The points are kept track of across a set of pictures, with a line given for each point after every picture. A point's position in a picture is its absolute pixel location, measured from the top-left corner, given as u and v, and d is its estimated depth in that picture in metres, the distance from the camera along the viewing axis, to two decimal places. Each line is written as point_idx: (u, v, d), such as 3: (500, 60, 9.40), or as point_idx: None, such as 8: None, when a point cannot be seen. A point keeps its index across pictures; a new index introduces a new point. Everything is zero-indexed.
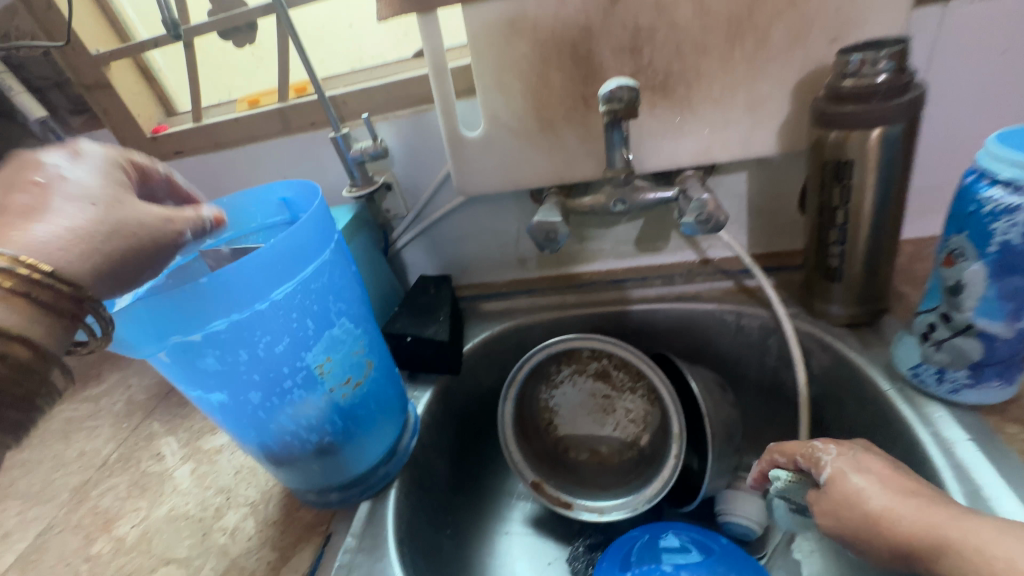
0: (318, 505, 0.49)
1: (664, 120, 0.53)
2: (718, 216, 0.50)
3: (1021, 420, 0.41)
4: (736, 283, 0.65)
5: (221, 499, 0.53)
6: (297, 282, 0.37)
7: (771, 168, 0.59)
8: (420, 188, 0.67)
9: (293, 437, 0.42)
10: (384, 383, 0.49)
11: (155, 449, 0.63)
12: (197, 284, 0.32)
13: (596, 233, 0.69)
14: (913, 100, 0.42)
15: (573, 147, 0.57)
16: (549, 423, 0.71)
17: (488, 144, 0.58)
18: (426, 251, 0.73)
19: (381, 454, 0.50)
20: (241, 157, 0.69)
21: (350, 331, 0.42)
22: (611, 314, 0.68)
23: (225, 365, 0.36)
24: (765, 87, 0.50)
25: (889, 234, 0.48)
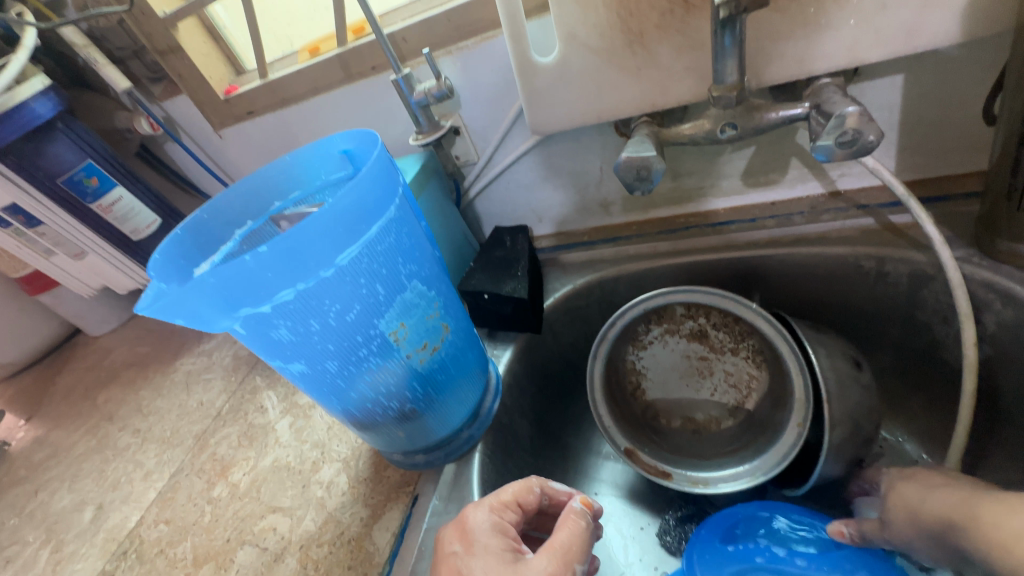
0: (404, 466, 0.49)
1: (795, 11, 0.41)
2: (867, 135, 0.38)
3: None
4: (877, 221, 0.53)
5: (317, 454, 0.55)
6: (362, 244, 0.34)
7: (944, 64, 0.44)
8: (490, 130, 0.61)
9: (374, 404, 0.40)
10: (463, 346, 0.45)
11: (259, 402, 0.67)
12: (258, 252, 0.29)
13: (695, 169, 0.59)
14: None
15: (670, 63, 0.47)
16: (637, 387, 0.65)
17: (564, 70, 0.50)
18: (499, 200, 0.68)
19: (464, 418, 0.48)
20: (308, 111, 0.67)
21: (424, 295, 0.39)
22: (712, 262, 0.59)
23: (299, 336, 0.34)
24: None
25: None
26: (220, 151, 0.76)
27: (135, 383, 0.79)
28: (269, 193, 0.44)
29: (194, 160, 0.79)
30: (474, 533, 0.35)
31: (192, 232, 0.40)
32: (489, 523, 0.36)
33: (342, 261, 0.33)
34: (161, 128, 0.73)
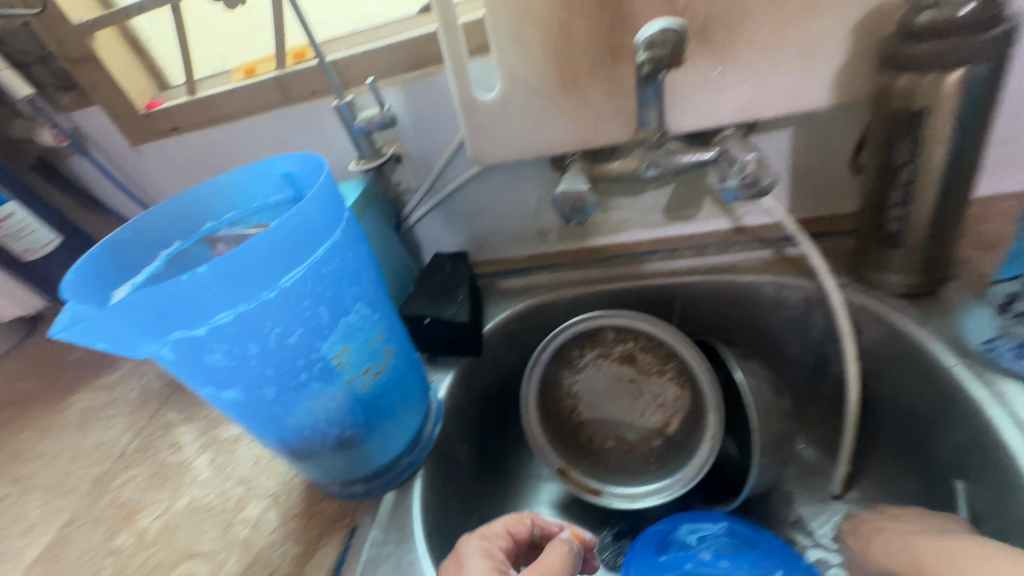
0: (341, 497, 0.47)
1: (703, 71, 0.48)
2: (764, 179, 0.45)
3: None
4: (776, 252, 0.60)
5: (242, 491, 0.52)
6: (307, 266, 0.33)
7: (821, 123, 0.53)
8: (431, 159, 0.63)
9: (312, 431, 0.39)
10: (405, 370, 0.45)
11: (173, 439, 0.61)
12: (196, 273, 0.28)
13: (622, 202, 0.64)
14: (1003, 35, 0.36)
15: (600, 107, 0.52)
16: (572, 409, 0.68)
17: (505, 107, 0.53)
18: (440, 227, 0.69)
19: (405, 443, 0.47)
20: (240, 131, 0.65)
21: (369, 317, 0.39)
22: (638, 288, 0.64)
23: (235, 359, 0.33)
24: (820, 27, 0.44)
25: (959, 192, 0.43)
26: (136, 167, 0.71)
27: (15, 424, 0.69)
28: (201, 213, 0.43)
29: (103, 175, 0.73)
30: (465, 557, 0.36)
31: (112, 252, 0.38)
32: (480, 549, 0.36)
33: (285, 282, 0.32)
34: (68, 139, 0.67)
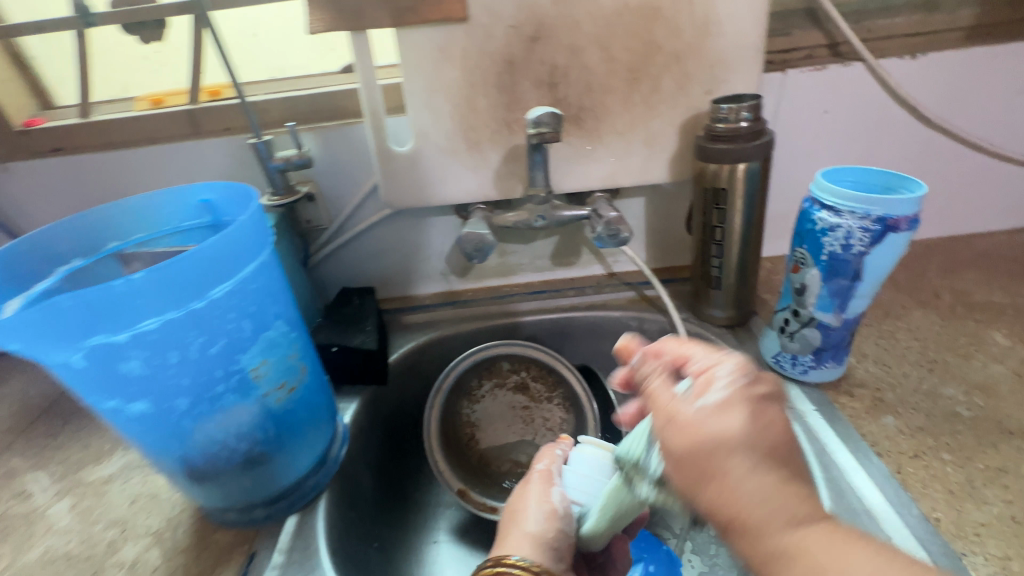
0: (239, 524, 0.46)
1: (577, 146, 0.61)
2: (623, 231, 0.57)
3: (849, 392, 0.53)
4: (638, 293, 0.74)
5: (115, 533, 0.48)
6: (236, 281, 0.36)
7: (664, 194, 0.69)
8: (343, 199, 0.67)
9: (220, 447, 0.40)
10: (317, 389, 0.48)
11: (18, 488, 0.54)
12: (132, 279, 0.30)
13: (516, 248, 0.74)
14: (766, 143, 0.53)
15: (498, 166, 0.62)
16: (471, 437, 0.73)
17: (416, 159, 0.61)
18: (347, 264, 0.73)
19: (311, 464, 0.48)
20: (135, 158, 0.63)
21: (288, 335, 0.42)
22: (531, 322, 0.73)
23: (154, 369, 0.34)
24: (658, 124, 0.60)
25: (753, 249, 0.59)
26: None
27: None
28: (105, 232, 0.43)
29: None
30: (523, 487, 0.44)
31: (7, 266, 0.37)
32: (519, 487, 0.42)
33: (215, 294, 0.35)
34: None
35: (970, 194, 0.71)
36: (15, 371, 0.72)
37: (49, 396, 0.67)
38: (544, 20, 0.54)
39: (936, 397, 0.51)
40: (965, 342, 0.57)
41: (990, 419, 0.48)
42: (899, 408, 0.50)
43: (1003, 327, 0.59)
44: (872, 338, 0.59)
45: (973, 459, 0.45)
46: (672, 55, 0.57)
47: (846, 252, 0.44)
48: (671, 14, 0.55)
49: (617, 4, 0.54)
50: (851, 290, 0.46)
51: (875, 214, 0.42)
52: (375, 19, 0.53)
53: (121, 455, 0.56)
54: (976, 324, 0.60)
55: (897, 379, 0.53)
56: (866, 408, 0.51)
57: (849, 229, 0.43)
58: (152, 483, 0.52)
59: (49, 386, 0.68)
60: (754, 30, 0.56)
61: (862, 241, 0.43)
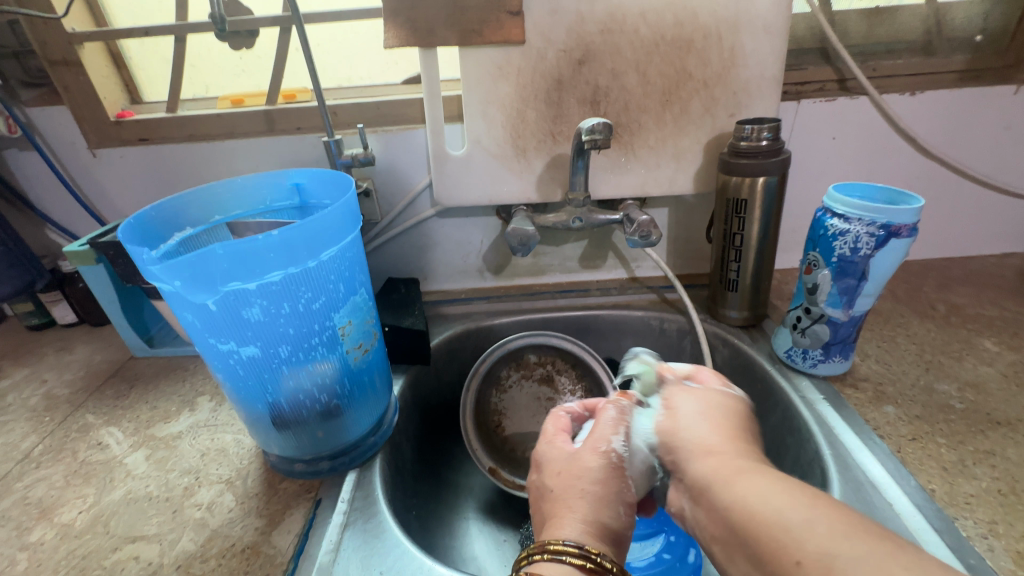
0: (305, 475, 0.51)
1: (613, 158, 0.68)
2: (653, 233, 0.64)
3: (853, 385, 0.59)
4: (658, 296, 0.80)
5: (190, 479, 0.53)
6: (338, 248, 0.42)
7: (687, 206, 0.76)
8: (396, 196, 0.74)
9: (306, 396, 0.45)
10: (381, 357, 0.53)
11: (95, 439, 0.59)
12: (269, 236, 0.36)
13: (548, 250, 0.81)
14: (784, 160, 0.60)
15: (540, 172, 0.69)
16: (498, 424, 0.75)
17: (468, 162, 0.68)
18: (393, 257, 0.79)
19: (371, 425, 0.53)
20: (213, 151, 0.70)
21: (367, 302, 0.48)
22: (559, 318, 0.79)
23: (269, 317, 0.40)
24: (685, 142, 0.67)
25: (768, 256, 0.66)
26: (88, 170, 0.71)
27: None
28: (214, 206, 0.49)
29: (43, 172, 0.72)
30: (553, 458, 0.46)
31: (141, 224, 0.42)
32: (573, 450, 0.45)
33: (323, 257, 0.41)
34: (20, 131, 0.68)
35: (962, 219, 0.79)
36: (79, 341, 0.77)
37: (114, 364, 0.72)
38: (591, 46, 0.62)
39: (931, 392, 0.57)
40: (957, 347, 0.63)
41: (979, 410, 0.54)
42: (899, 400, 0.56)
43: (992, 336, 0.65)
44: (874, 342, 0.65)
45: (964, 443, 0.50)
46: (701, 81, 0.64)
47: (854, 253, 0.51)
48: (702, 46, 0.62)
49: (655, 36, 0.62)
50: (857, 289, 0.53)
51: (880, 221, 0.49)
52: (444, 38, 0.60)
53: (188, 415, 0.61)
54: (967, 332, 0.66)
55: (896, 375, 0.59)
56: (869, 399, 0.56)
57: (857, 234, 0.50)
58: (220, 440, 0.57)
59: (113, 355, 0.74)
60: (774, 63, 0.63)
61: (868, 245, 0.50)
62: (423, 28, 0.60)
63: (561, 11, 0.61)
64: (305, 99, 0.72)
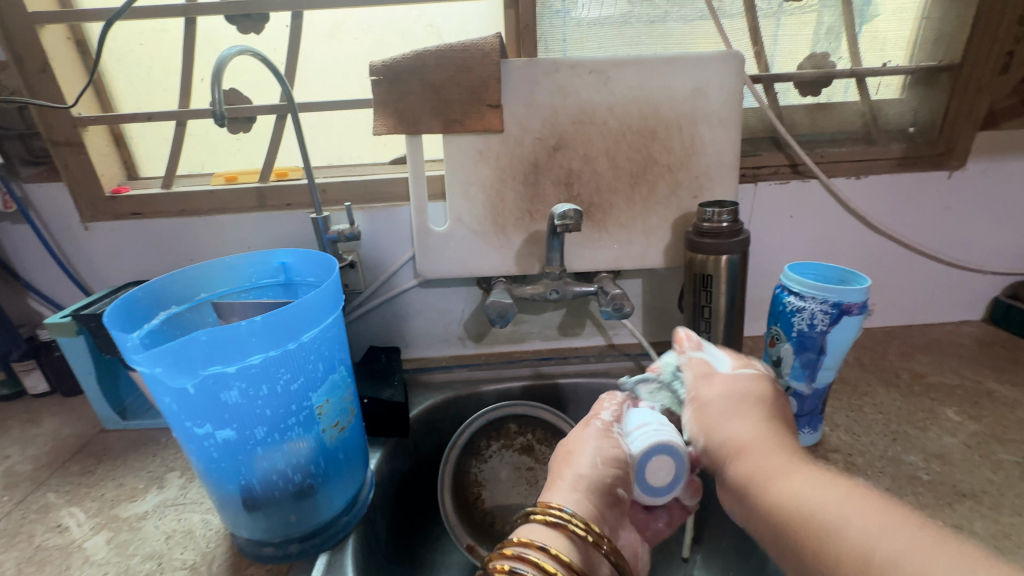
0: (273, 560, 0.49)
1: (587, 234, 0.72)
2: (625, 305, 0.67)
3: (825, 456, 0.60)
4: (636, 363, 0.82)
5: (151, 565, 0.50)
6: (319, 329, 0.44)
7: (659, 277, 0.80)
8: (380, 267, 0.77)
9: (279, 477, 0.45)
10: (358, 433, 0.53)
11: (54, 521, 0.56)
12: (252, 321, 0.38)
13: (528, 318, 0.83)
14: (744, 239, 0.64)
15: (519, 247, 0.73)
16: (477, 497, 0.74)
17: (450, 237, 0.72)
18: (375, 325, 0.81)
19: (345, 503, 0.52)
20: (203, 225, 0.73)
21: (345, 379, 0.49)
22: (538, 386, 0.80)
23: (247, 398, 0.40)
24: (654, 219, 0.72)
25: (736, 328, 0.69)
26: (79, 242, 0.73)
27: None
28: (200, 284, 0.51)
29: (31, 244, 0.74)
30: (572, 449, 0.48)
31: (126, 306, 0.43)
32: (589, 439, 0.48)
33: (304, 338, 0.42)
34: (14, 206, 0.70)
35: (915, 289, 0.84)
36: (48, 414, 0.75)
37: (83, 437, 0.70)
38: (564, 135, 0.68)
39: (899, 462, 0.58)
40: (922, 416, 0.66)
41: (945, 482, 0.55)
42: (869, 471, 0.57)
43: (954, 406, 0.67)
44: (843, 411, 0.67)
45: (934, 516, 0.51)
46: (666, 166, 0.70)
47: (812, 329, 0.54)
48: (664, 136, 0.69)
49: (622, 127, 0.68)
50: (818, 362, 0.55)
51: (831, 300, 0.52)
52: (429, 126, 0.65)
53: (155, 494, 0.60)
54: (930, 401, 0.68)
55: (865, 446, 0.61)
56: (840, 470, 0.57)
57: (813, 311, 0.53)
58: (188, 521, 0.55)
59: (82, 428, 0.72)
60: (731, 151, 0.70)
61: (823, 321, 0.53)
62: (410, 118, 0.65)
63: (536, 104, 0.67)
64: (297, 177, 0.76)
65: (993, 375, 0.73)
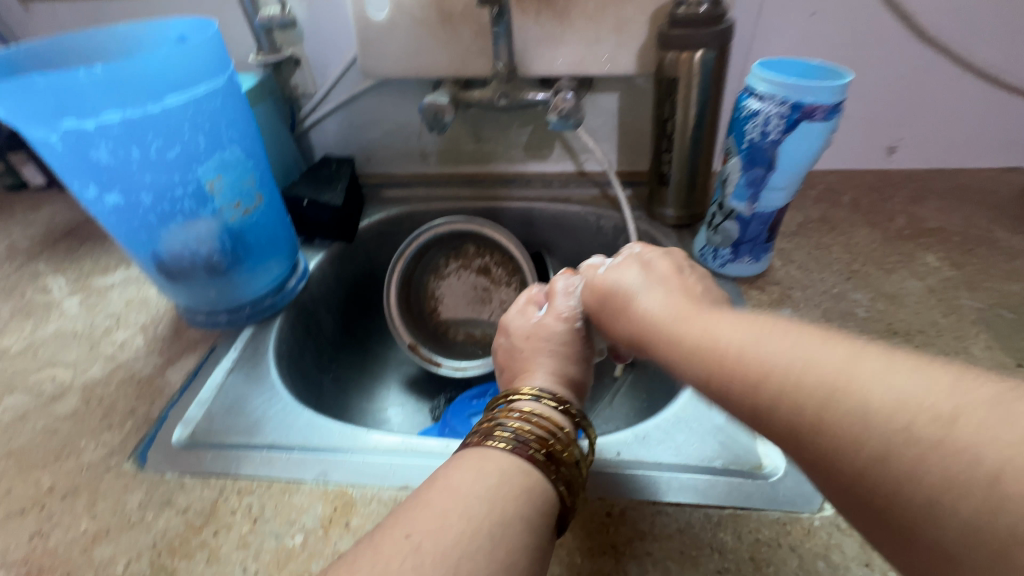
0: (206, 326, 0.55)
1: (547, 27, 0.61)
2: (575, 114, 0.60)
3: (761, 287, 0.56)
4: (601, 192, 0.76)
5: (111, 322, 0.58)
6: (189, 96, 0.42)
7: (638, 91, 0.69)
8: (327, 67, 0.71)
9: (184, 249, 0.48)
10: (276, 222, 0.54)
11: (42, 284, 0.65)
12: (92, 71, 0.37)
13: (491, 135, 0.77)
14: (724, 31, 0.53)
15: (468, 43, 0.63)
16: (433, 309, 0.78)
17: (392, 28, 0.63)
18: (332, 135, 0.78)
19: (270, 286, 0.56)
20: (136, 6, 0.68)
21: (243, 161, 0.48)
22: (495, 208, 0.77)
23: (120, 163, 0.41)
24: (628, 10, 0.60)
25: (705, 148, 0.61)
26: (24, 25, 0.71)
27: None
28: (96, 55, 0.49)
29: None
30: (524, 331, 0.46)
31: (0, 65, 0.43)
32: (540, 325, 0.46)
33: (169, 102, 0.41)
34: None
35: (958, 122, 0.69)
36: (47, 202, 0.82)
37: (71, 224, 0.77)
38: None
39: (840, 299, 0.54)
40: (896, 259, 0.59)
41: (881, 320, 0.51)
42: (802, 305, 0.54)
43: (939, 252, 0.59)
44: (805, 249, 0.61)
45: None
46: None
47: (763, 138, 0.46)
48: None
49: None
50: (764, 180, 0.48)
51: (791, 100, 0.44)
52: None
53: (123, 270, 0.66)
54: (914, 246, 0.61)
55: (811, 282, 0.56)
56: (769, 301, 0.54)
57: (767, 115, 0.45)
58: (145, 292, 0.62)
59: (73, 216, 0.78)
60: None
61: (776, 128, 0.45)
62: None
63: None
64: None
65: (1009, 226, 0.63)
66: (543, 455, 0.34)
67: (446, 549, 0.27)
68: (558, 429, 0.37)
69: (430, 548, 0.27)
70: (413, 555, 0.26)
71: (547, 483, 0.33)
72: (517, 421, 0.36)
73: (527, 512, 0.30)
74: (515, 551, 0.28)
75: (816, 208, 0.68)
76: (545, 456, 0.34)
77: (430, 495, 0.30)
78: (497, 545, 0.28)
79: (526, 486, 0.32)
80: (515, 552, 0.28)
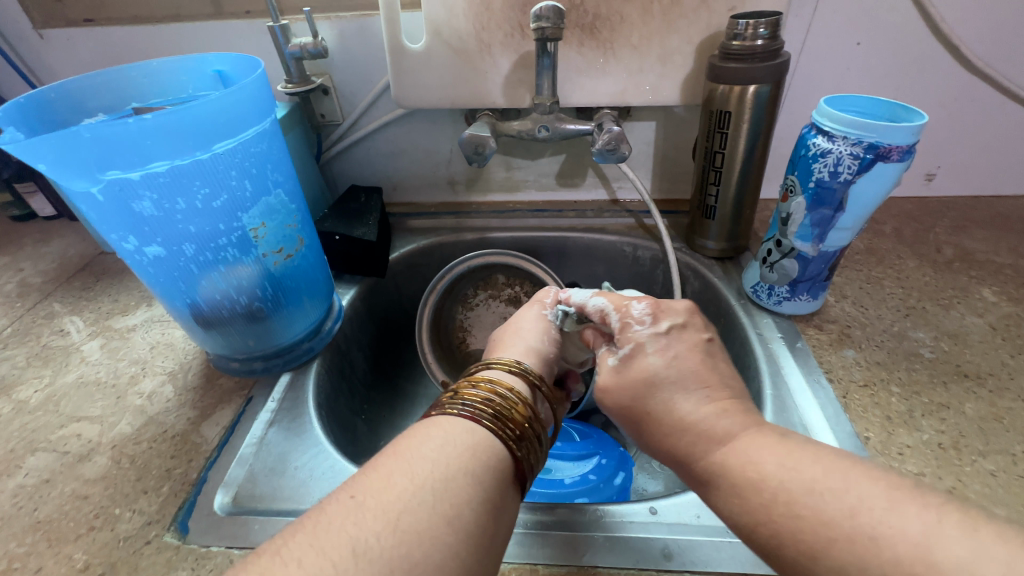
0: (240, 373, 0.52)
1: (589, 58, 0.60)
2: (622, 148, 0.58)
3: (818, 326, 0.54)
4: (637, 221, 0.74)
5: (136, 369, 0.55)
6: (237, 141, 0.39)
7: (677, 120, 0.68)
8: (357, 95, 0.69)
9: (223, 298, 0.45)
10: (314, 264, 0.52)
11: (58, 326, 0.61)
12: (143, 119, 0.34)
13: (523, 163, 0.75)
14: (780, 65, 0.51)
15: (507, 73, 0.62)
16: (462, 341, 0.75)
17: (428, 58, 0.61)
18: (358, 162, 0.76)
19: (307, 330, 0.53)
20: (158, 34, 0.65)
21: (286, 205, 0.46)
22: (504, 237, 0.75)
23: (164, 214, 0.38)
24: (675, 40, 0.58)
25: (753, 180, 0.59)
26: (38, 53, 0.68)
27: None
28: (126, 93, 0.46)
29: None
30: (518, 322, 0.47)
31: (30, 109, 0.40)
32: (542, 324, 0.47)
33: (218, 149, 0.38)
34: None
35: (999, 150, 0.68)
36: (58, 234, 0.79)
37: (85, 258, 0.73)
38: None
39: (902, 339, 0.52)
40: (951, 294, 0.57)
41: (949, 361, 0.49)
42: (864, 345, 0.52)
43: (994, 286, 0.58)
44: (857, 283, 0.60)
45: (920, 393, 0.46)
46: None
47: (833, 179, 0.44)
48: None
49: None
50: (832, 221, 0.47)
51: (867, 141, 0.42)
52: None
53: (144, 310, 0.63)
54: (967, 279, 0.59)
55: (869, 320, 0.55)
56: (830, 341, 0.52)
57: (839, 155, 0.43)
58: (170, 335, 0.59)
59: (86, 249, 0.75)
60: None
61: (849, 168, 0.43)
62: None
63: None
64: None
65: None
66: (497, 417, 0.33)
67: (390, 505, 0.26)
68: (519, 396, 0.36)
69: (371, 506, 0.26)
70: (355, 514, 0.26)
71: (498, 444, 0.32)
72: (473, 389, 0.36)
73: (475, 469, 0.29)
74: (461, 503, 0.27)
75: (859, 238, 0.67)
76: (498, 418, 0.33)
77: (381, 460, 0.30)
78: (441, 499, 0.27)
79: (472, 444, 0.31)
80: (468, 503, 0.28)
